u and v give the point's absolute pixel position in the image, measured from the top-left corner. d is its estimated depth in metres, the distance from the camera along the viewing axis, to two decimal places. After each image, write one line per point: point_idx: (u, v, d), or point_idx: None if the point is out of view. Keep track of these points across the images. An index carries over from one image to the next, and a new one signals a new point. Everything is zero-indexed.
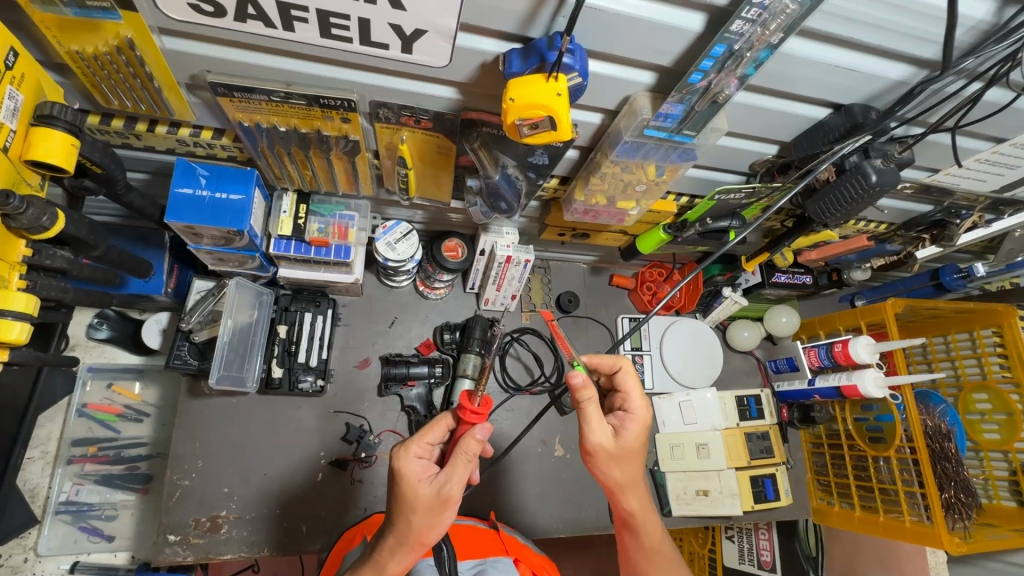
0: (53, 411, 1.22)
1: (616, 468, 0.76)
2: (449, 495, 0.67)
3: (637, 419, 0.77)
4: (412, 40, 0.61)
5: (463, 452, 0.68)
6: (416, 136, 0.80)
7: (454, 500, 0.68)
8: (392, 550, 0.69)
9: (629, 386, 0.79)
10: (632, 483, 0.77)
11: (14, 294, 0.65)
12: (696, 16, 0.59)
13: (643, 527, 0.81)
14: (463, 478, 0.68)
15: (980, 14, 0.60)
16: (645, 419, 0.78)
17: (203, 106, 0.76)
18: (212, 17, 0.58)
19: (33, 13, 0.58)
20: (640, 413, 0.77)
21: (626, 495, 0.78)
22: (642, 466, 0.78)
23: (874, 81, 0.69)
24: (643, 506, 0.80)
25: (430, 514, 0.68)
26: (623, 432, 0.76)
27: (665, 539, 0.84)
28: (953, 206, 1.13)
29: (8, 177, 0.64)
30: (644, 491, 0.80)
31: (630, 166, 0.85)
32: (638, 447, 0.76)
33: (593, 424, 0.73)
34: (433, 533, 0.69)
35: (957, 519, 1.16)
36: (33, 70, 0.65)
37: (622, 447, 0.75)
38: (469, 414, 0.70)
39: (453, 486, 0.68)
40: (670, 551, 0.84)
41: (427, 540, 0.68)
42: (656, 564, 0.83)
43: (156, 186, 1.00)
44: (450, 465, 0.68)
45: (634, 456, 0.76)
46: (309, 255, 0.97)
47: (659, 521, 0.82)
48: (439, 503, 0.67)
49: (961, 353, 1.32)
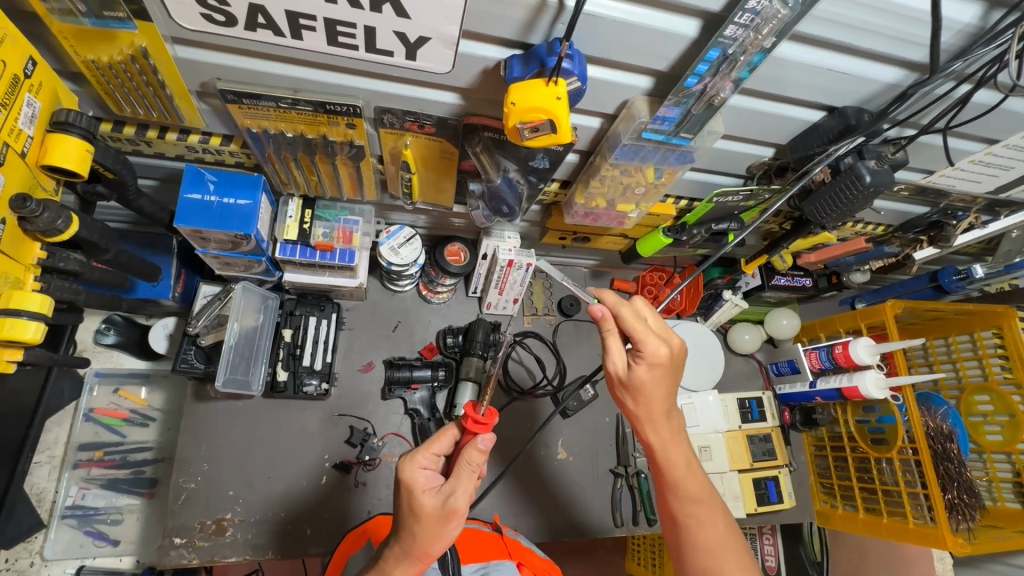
0: (60, 416, 1.23)
1: (636, 399, 0.76)
2: (453, 507, 0.68)
3: (649, 358, 0.73)
4: (415, 47, 0.63)
5: (467, 461, 0.69)
6: (419, 141, 0.82)
7: (461, 512, 0.68)
8: (398, 559, 0.69)
9: (636, 326, 0.72)
10: (653, 416, 0.77)
11: (30, 294, 0.66)
12: (691, 22, 0.61)
13: (667, 462, 0.78)
14: (468, 489, 0.69)
15: (966, 18, 0.62)
16: (661, 359, 0.72)
17: (212, 113, 0.78)
18: (223, 26, 0.60)
19: (51, 24, 0.60)
20: (654, 353, 0.72)
21: (647, 428, 0.78)
22: (666, 404, 0.77)
23: (866, 84, 0.71)
24: (666, 440, 0.78)
25: (435, 525, 0.68)
26: (636, 369, 0.74)
27: (697, 479, 0.78)
28: (949, 207, 1.14)
29: (25, 182, 0.66)
30: (669, 425, 0.78)
31: (629, 170, 0.87)
32: (654, 384, 0.74)
33: (613, 356, 0.75)
34: (440, 544, 0.69)
35: (960, 520, 1.16)
36: (50, 79, 0.67)
37: (633, 381, 0.75)
38: (474, 424, 0.69)
39: (457, 498, 0.68)
40: (701, 494, 0.78)
41: (432, 552, 0.68)
42: (687, 505, 0.78)
43: (165, 193, 1.03)
44: (454, 477, 0.69)
45: (652, 393, 0.75)
46: (313, 259, 0.98)
47: (687, 457, 0.78)
48: (443, 515, 0.68)
49: (962, 355, 1.33)
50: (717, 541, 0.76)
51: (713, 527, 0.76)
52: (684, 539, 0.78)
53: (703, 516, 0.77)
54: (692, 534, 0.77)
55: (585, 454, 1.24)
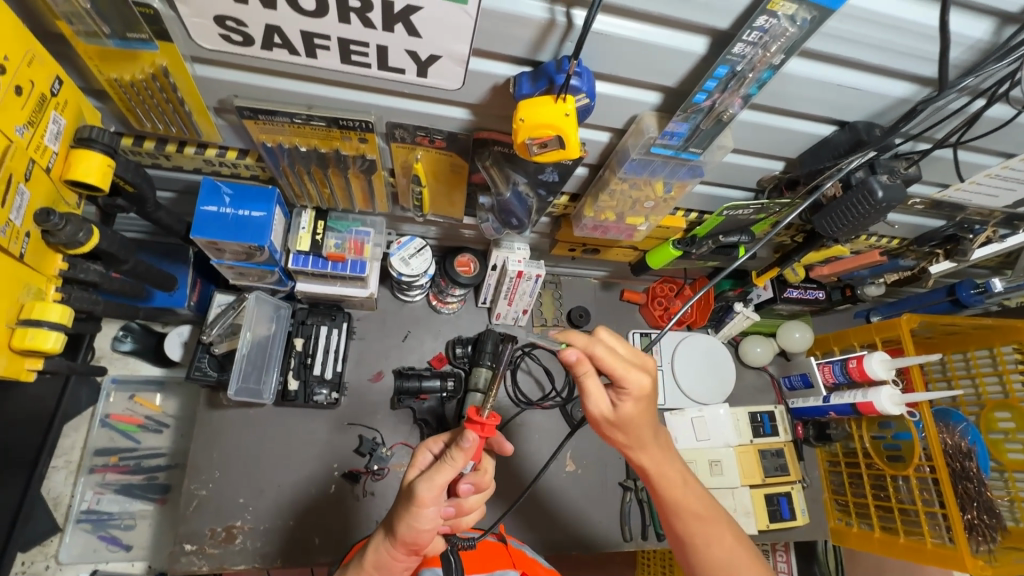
0: (77, 421, 1.26)
1: (624, 430, 0.75)
2: (417, 491, 0.67)
3: (633, 391, 0.71)
4: (427, 65, 0.64)
5: (451, 454, 0.69)
6: (429, 155, 0.83)
7: (422, 501, 0.67)
8: (379, 546, 0.72)
9: (611, 365, 0.69)
10: (642, 443, 0.76)
11: (51, 305, 0.68)
12: (698, 39, 0.61)
13: (664, 489, 0.78)
14: (436, 483, 0.68)
15: (979, 34, 0.61)
16: (644, 389, 0.71)
17: (229, 128, 0.79)
18: (240, 45, 0.62)
19: (77, 45, 0.62)
20: (636, 386, 0.70)
21: (640, 453, 0.78)
22: (653, 426, 0.76)
23: (876, 99, 0.71)
24: (660, 463, 0.78)
25: (403, 504, 0.70)
26: (620, 402, 0.72)
27: (695, 496, 0.78)
28: (965, 221, 1.11)
29: (50, 196, 0.68)
30: (658, 446, 0.77)
31: (637, 184, 0.87)
32: (639, 413, 0.73)
33: (592, 395, 0.73)
34: (403, 529, 0.68)
35: (980, 542, 1.12)
36: (75, 97, 0.69)
37: (620, 416, 0.73)
38: (473, 424, 0.69)
39: (423, 485, 0.68)
40: (705, 511, 0.77)
41: (397, 532, 0.69)
42: (692, 524, 0.77)
43: (183, 204, 1.05)
44: (434, 467, 0.69)
45: (637, 424, 0.74)
46: (325, 270, 1.00)
47: (682, 479, 0.78)
48: (408, 495, 0.68)
49: (981, 370, 1.30)
50: (727, 556, 0.76)
51: (720, 542, 0.76)
52: (695, 559, 0.78)
53: (709, 533, 0.77)
54: (702, 554, 0.77)
55: (594, 468, 1.23)
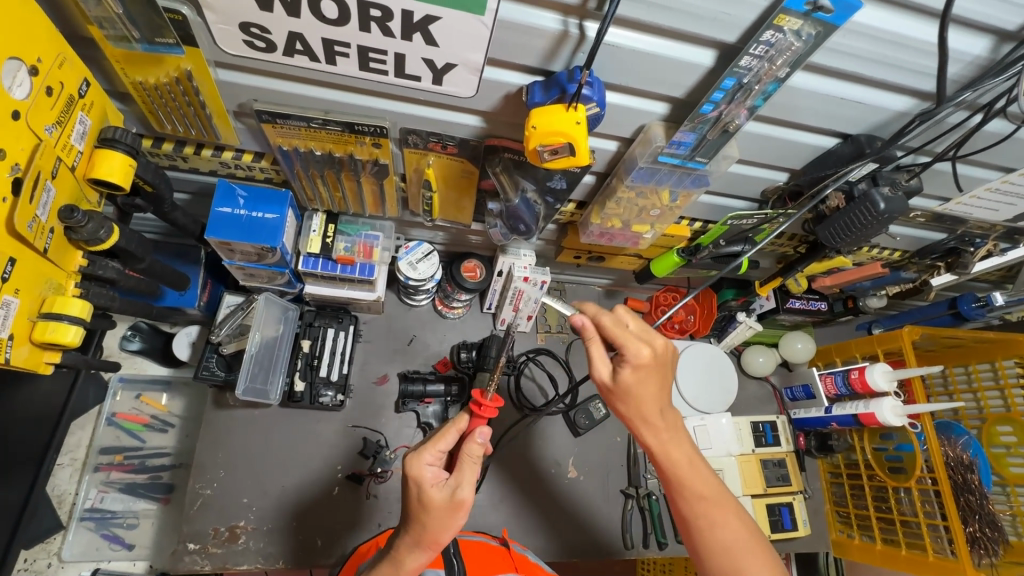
0: (84, 419, 1.27)
1: (627, 403, 0.77)
2: (462, 498, 0.70)
3: (633, 361, 0.74)
4: (442, 73, 0.66)
5: (469, 450, 0.72)
6: (441, 161, 0.85)
7: (467, 504, 0.71)
8: (408, 548, 0.71)
9: (615, 333, 0.74)
10: (645, 418, 0.77)
11: (72, 299, 0.70)
12: (707, 52, 0.63)
13: (670, 468, 0.78)
14: (473, 483, 0.72)
15: (977, 51, 0.63)
16: (644, 360, 0.74)
17: (247, 131, 0.81)
18: (263, 52, 0.64)
19: (105, 48, 0.64)
20: (636, 355, 0.73)
21: (645, 430, 0.79)
22: (658, 403, 0.77)
23: (878, 112, 0.72)
24: (666, 443, 0.78)
25: (444, 516, 0.70)
26: (620, 371, 0.75)
27: (702, 476, 0.77)
28: (966, 234, 1.13)
29: (73, 194, 0.70)
30: (665, 426, 0.78)
31: (644, 192, 0.89)
32: (639, 384, 0.75)
33: (597, 362, 0.77)
34: (448, 533, 0.71)
35: (982, 555, 1.12)
36: (100, 100, 0.71)
37: (620, 386, 0.76)
38: (485, 410, 0.74)
39: (465, 490, 0.71)
40: (709, 493, 0.77)
41: (441, 540, 0.71)
42: (697, 504, 0.76)
43: (198, 206, 1.07)
44: (458, 470, 0.72)
45: (640, 395, 0.76)
46: (335, 272, 1.02)
47: (688, 459, 0.78)
48: (452, 508, 0.70)
49: (983, 383, 1.31)
50: (735, 540, 0.74)
51: (726, 525, 0.75)
52: (700, 541, 0.76)
53: (716, 515, 0.76)
54: (706, 536, 0.76)
55: (595, 474, 1.24)
